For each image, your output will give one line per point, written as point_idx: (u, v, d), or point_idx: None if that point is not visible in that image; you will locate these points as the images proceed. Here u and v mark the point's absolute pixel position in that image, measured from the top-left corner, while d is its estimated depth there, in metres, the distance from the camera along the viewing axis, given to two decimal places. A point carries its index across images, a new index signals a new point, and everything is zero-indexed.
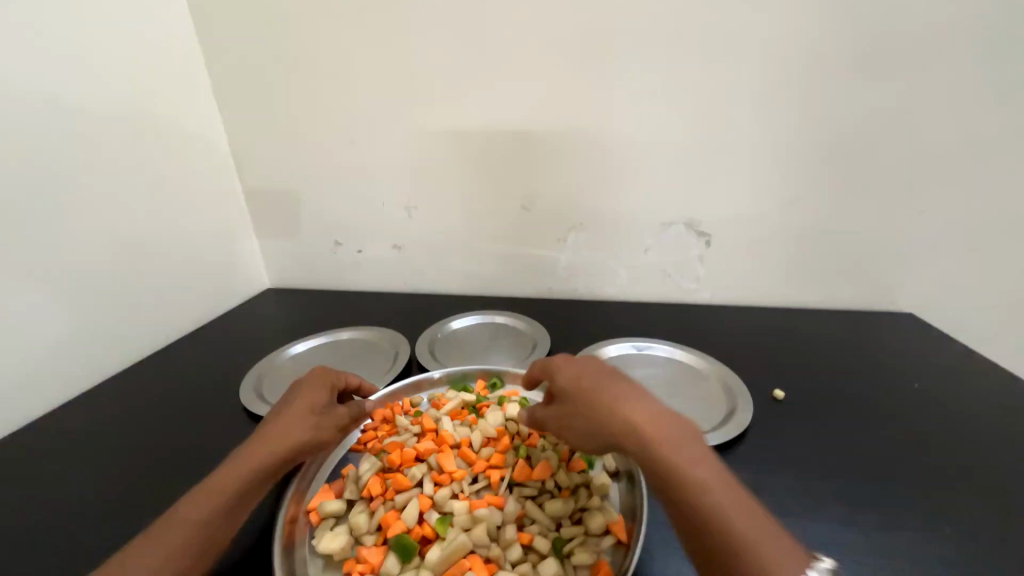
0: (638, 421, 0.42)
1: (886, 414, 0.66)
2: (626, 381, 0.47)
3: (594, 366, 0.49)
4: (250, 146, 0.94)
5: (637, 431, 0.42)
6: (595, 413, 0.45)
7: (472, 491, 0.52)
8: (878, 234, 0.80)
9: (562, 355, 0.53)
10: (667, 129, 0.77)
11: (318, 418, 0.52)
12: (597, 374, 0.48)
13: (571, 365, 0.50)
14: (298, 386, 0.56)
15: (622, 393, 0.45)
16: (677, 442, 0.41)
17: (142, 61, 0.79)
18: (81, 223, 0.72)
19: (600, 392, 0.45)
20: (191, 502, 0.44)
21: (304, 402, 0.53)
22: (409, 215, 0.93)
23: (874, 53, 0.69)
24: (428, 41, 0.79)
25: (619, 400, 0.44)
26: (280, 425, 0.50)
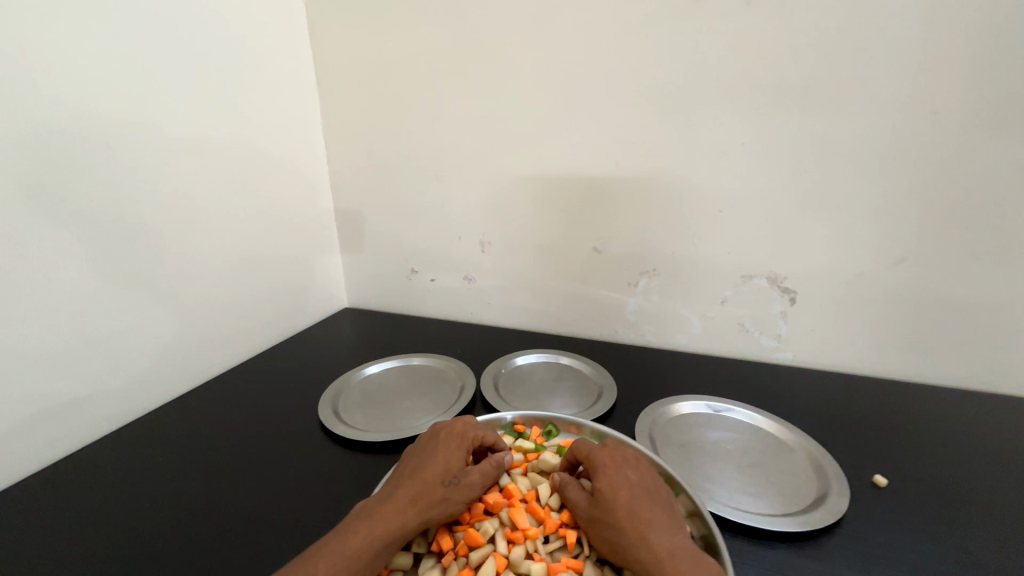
0: (659, 550, 0.43)
1: (1018, 521, 0.56)
2: (660, 506, 0.47)
3: (635, 481, 0.49)
4: (347, 178, 1.04)
5: (656, 560, 0.43)
6: (623, 533, 0.45)
7: (547, 552, 0.49)
8: (1003, 306, 0.71)
9: (606, 452, 0.52)
10: (754, 182, 0.76)
11: (446, 489, 0.49)
12: (636, 492, 0.48)
13: (613, 468, 0.50)
14: (435, 441, 0.54)
15: (657, 523, 0.45)
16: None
17: (267, 103, 0.90)
18: (205, 239, 0.82)
19: (635, 513, 0.46)
20: (315, 552, 0.44)
21: (438, 462, 0.51)
22: (483, 249, 0.96)
23: (1002, 112, 0.64)
24: (520, 91, 0.84)
25: (648, 526, 0.45)
26: (407, 485, 0.49)
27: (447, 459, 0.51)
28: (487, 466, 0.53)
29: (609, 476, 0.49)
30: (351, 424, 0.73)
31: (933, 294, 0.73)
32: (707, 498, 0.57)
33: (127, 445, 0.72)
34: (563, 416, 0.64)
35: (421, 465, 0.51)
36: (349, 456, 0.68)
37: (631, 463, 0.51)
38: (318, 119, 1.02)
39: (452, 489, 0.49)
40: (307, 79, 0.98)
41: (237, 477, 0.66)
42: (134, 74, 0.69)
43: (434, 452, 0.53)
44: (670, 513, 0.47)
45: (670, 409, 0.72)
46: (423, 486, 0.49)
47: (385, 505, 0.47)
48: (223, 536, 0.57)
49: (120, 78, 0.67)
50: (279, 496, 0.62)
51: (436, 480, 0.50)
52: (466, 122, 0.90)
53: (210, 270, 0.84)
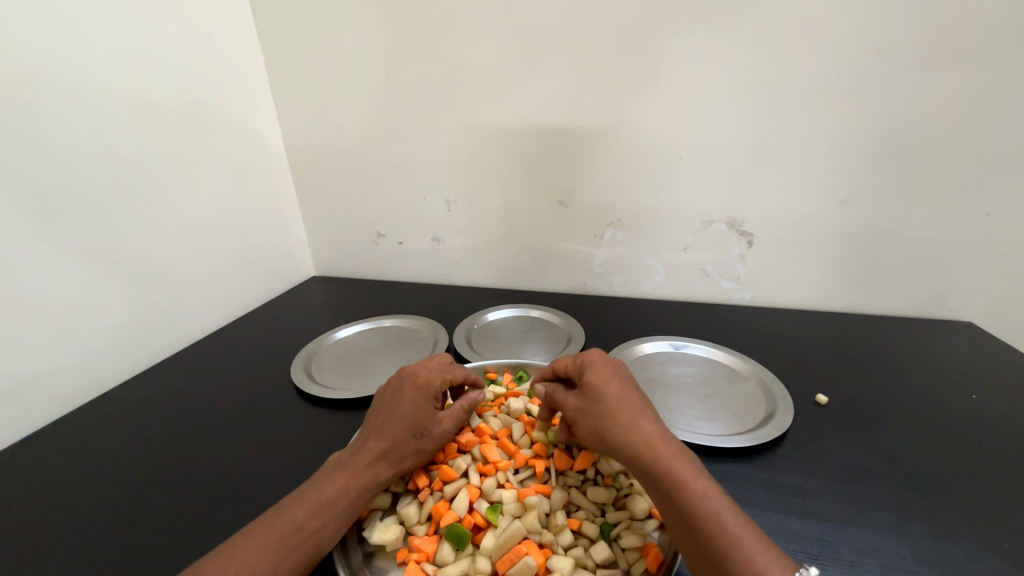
0: (648, 434, 0.46)
1: (939, 424, 0.63)
2: (644, 400, 0.50)
3: (623, 378, 0.52)
4: (302, 140, 0.99)
5: (646, 442, 0.46)
6: (613, 421, 0.48)
7: (517, 481, 0.52)
8: (937, 236, 0.76)
9: (594, 353, 0.54)
10: (711, 125, 0.77)
11: (420, 441, 0.51)
12: (624, 387, 0.51)
13: (602, 367, 0.52)
14: (403, 393, 0.53)
15: (644, 413, 0.49)
16: (680, 457, 0.45)
17: (205, 57, 0.84)
18: (151, 207, 0.78)
19: (624, 403, 0.49)
20: (294, 504, 0.45)
21: (408, 413, 0.52)
22: (449, 208, 0.95)
23: (943, 45, 0.66)
24: (476, 39, 0.81)
25: (638, 415, 0.48)
26: (378, 437, 0.50)
27: (418, 410, 0.52)
28: (458, 411, 0.54)
29: (599, 374, 0.51)
30: (325, 385, 0.74)
31: (877, 227, 0.77)
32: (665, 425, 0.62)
33: (93, 421, 0.71)
34: (534, 362, 0.68)
35: (391, 418, 0.51)
36: (326, 415, 0.69)
37: (618, 368, 0.53)
38: (265, 78, 0.96)
39: (425, 437, 0.51)
40: (248, 32, 0.91)
41: (212, 442, 0.66)
42: (49, 27, 0.63)
43: (402, 403, 0.53)
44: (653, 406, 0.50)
45: (634, 349, 0.76)
46: (395, 437, 0.50)
47: (359, 458, 0.49)
48: (202, 495, 0.58)
49: (31, 31, 0.61)
50: (257, 456, 0.63)
51: (408, 431, 0.51)
52: (424, 75, 0.86)
53: (163, 242, 0.80)
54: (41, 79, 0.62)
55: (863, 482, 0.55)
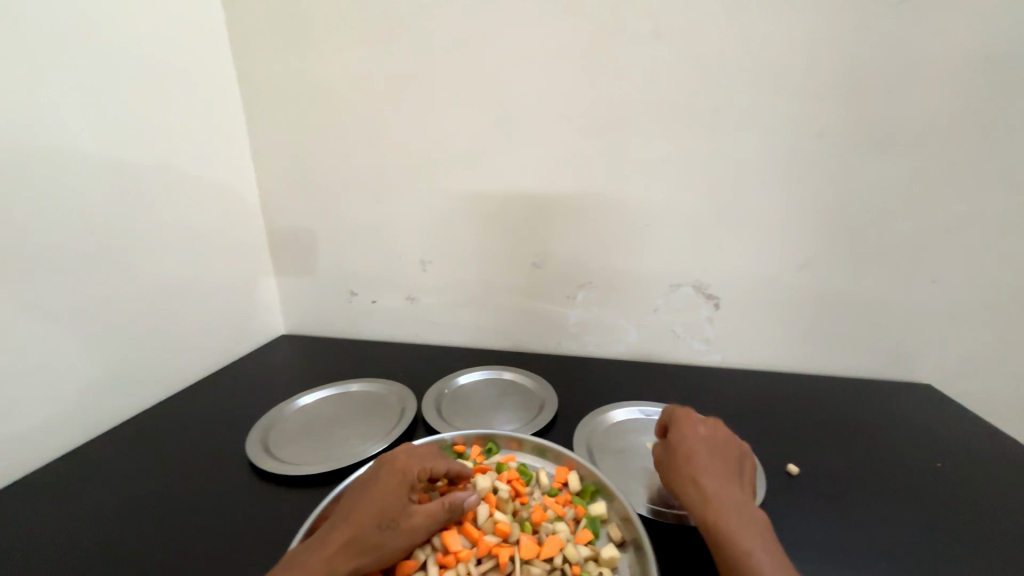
0: (708, 489, 0.52)
1: (909, 494, 0.63)
2: (717, 455, 0.56)
3: (705, 434, 0.57)
4: (280, 199, 1.00)
5: (706, 498, 0.51)
6: (679, 474, 0.54)
7: (479, 573, 0.50)
8: (888, 301, 0.80)
9: (683, 411, 0.61)
10: (673, 196, 0.81)
11: (384, 535, 0.47)
12: (705, 444, 0.56)
13: (689, 424, 0.59)
14: (376, 479, 0.52)
15: (706, 468, 0.54)
16: (738, 515, 0.49)
17: (187, 122, 0.86)
18: (113, 267, 0.76)
19: (691, 456, 0.55)
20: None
21: (378, 499, 0.50)
22: (424, 268, 0.96)
23: (873, 132, 0.73)
24: (453, 113, 0.86)
25: (700, 471, 0.53)
26: (340, 530, 0.47)
27: (387, 499, 0.50)
28: (435, 506, 0.51)
29: (689, 432, 0.58)
30: (282, 459, 0.69)
31: (832, 293, 0.81)
32: (640, 502, 0.60)
33: (20, 505, 0.65)
34: (504, 433, 0.65)
35: (358, 504, 0.50)
36: (281, 494, 0.64)
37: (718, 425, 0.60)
38: (246, 140, 0.98)
39: (391, 533, 0.48)
40: (233, 99, 0.94)
41: (150, 528, 0.60)
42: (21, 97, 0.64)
43: (372, 491, 0.51)
44: (731, 468, 0.55)
45: (606, 417, 0.75)
46: (360, 526, 0.48)
47: (313, 554, 0.45)
48: None
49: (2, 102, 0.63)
50: (200, 545, 0.57)
51: (372, 523, 0.48)
52: (402, 143, 0.90)
53: (124, 303, 0.78)
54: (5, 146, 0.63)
55: (840, 561, 0.54)
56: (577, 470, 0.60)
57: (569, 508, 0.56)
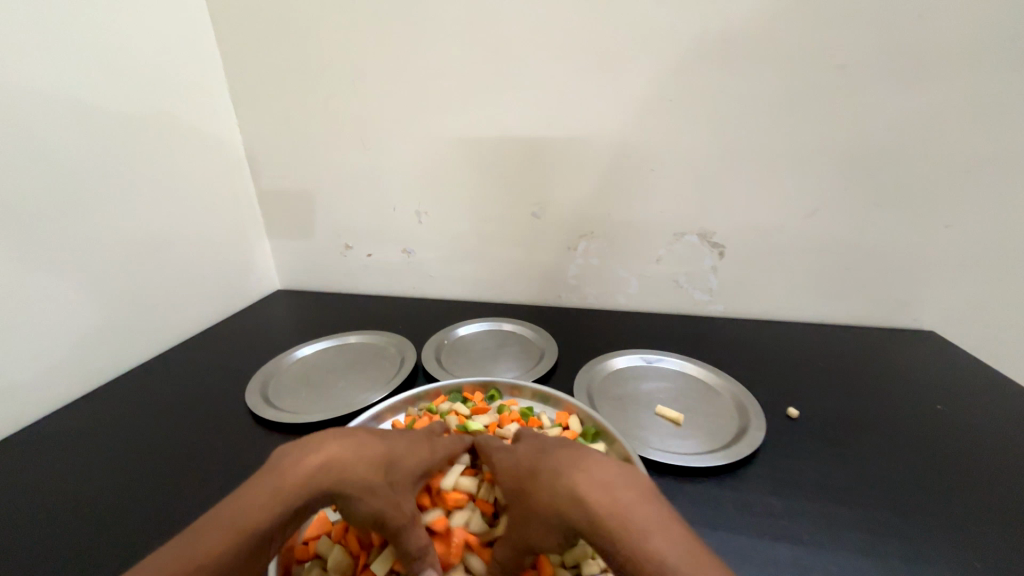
0: (581, 491, 0.36)
1: (907, 436, 0.64)
2: (572, 446, 0.42)
3: (528, 443, 0.45)
4: (265, 148, 0.95)
5: (581, 507, 0.36)
6: (530, 490, 0.40)
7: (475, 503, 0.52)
8: (898, 248, 0.78)
9: (502, 440, 0.49)
10: (680, 138, 0.77)
11: (390, 487, 0.43)
12: (531, 450, 0.44)
13: (506, 448, 0.47)
14: (406, 435, 0.49)
15: (566, 458, 0.40)
16: (631, 504, 0.35)
17: (157, 59, 0.79)
18: (96, 219, 0.72)
19: (535, 467, 0.41)
20: (207, 521, 0.36)
21: (405, 454, 0.46)
22: (419, 219, 0.92)
23: (902, 63, 0.68)
24: (445, 47, 0.79)
25: (562, 469, 0.39)
26: (350, 457, 0.42)
27: (409, 457, 0.46)
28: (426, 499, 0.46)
29: (511, 458, 0.45)
30: (282, 408, 0.70)
31: (841, 240, 0.79)
32: (642, 444, 0.60)
33: (23, 454, 0.65)
34: (505, 380, 0.67)
35: (372, 444, 0.44)
36: (283, 441, 0.65)
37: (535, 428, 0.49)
38: (223, 82, 0.91)
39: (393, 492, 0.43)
40: (206, 36, 0.87)
41: (157, 474, 0.61)
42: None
43: (404, 441, 0.47)
44: (583, 446, 0.41)
45: (607, 365, 0.75)
46: (380, 469, 0.43)
47: (314, 465, 0.40)
48: (143, 538, 0.53)
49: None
50: (207, 491, 0.58)
51: (383, 473, 0.43)
52: (392, 83, 0.84)
53: (113, 258, 0.75)
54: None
55: (837, 499, 0.55)
56: (576, 415, 0.61)
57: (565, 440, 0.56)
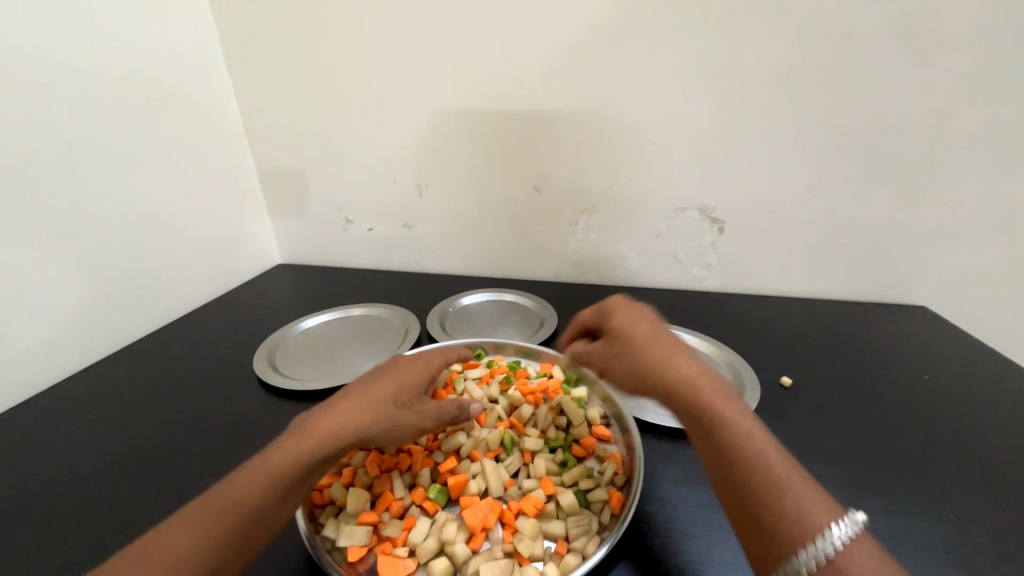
0: (686, 373, 0.46)
1: (895, 404, 0.66)
2: (676, 339, 0.50)
3: (647, 326, 0.51)
4: (262, 120, 0.94)
5: (681, 384, 0.45)
6: (638, 363, 0.48)
7: (483, 452, 0.56)
8: (895, 224, 0.79)
9: (619, 301, 0.57)
10: (683, 112, 0.76)
11: (396, 411, 0.48)
12: (650, 330, 0.51)
13: (628, 317, 0.53)
14: (397, 367, 0.54)
15: (674, 353, 0.48)
16: (716, 394, 0.45)
17: (150, 26, 0.77)
18: (94, 191, 0.72)
19: (649, 345, 0.49)
20: (240, 474, 0.42)
21: (400, 382, 0.51)
22: (421, 193, 0.92)
23: (907, 35, 0.67)
24: (446, 15, 0.78)
25: (669, 356, 0.48)
26: (354, 402, 0.47)
27: (403, 383, 0.51)
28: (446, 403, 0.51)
29: (630, 324, 0.52)
30: (290, 376, 0.71)
31: (839, 216, 0.80)
32: (639, 408, 0.63)
33: (36, 421, 0.66)
34: (490, 340, 0.70)
35: (371, 385, 0.50)
36: (292, 407, 0.67)
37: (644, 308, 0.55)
38: (218, 49, 0.89)
39: (404, 413, 0.48)
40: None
41: (170, 439, 0.63)
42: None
43: (398, 373, 0.53)
44: (684, 344, 0.50)
45: None
46: (381, 399, 0.48)
47: (322, 418, 0.46)
48: (160, 498, 0.55)
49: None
50: (219, 454, 0.60)
51: (388, 399, 0.49)
52: (390, 51, 0.82)
53: (111, 228, 0.75)
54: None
55: (826, 461, 0.57)
56: (559, 365, 0.67)
57: (558, 392, 0.62)
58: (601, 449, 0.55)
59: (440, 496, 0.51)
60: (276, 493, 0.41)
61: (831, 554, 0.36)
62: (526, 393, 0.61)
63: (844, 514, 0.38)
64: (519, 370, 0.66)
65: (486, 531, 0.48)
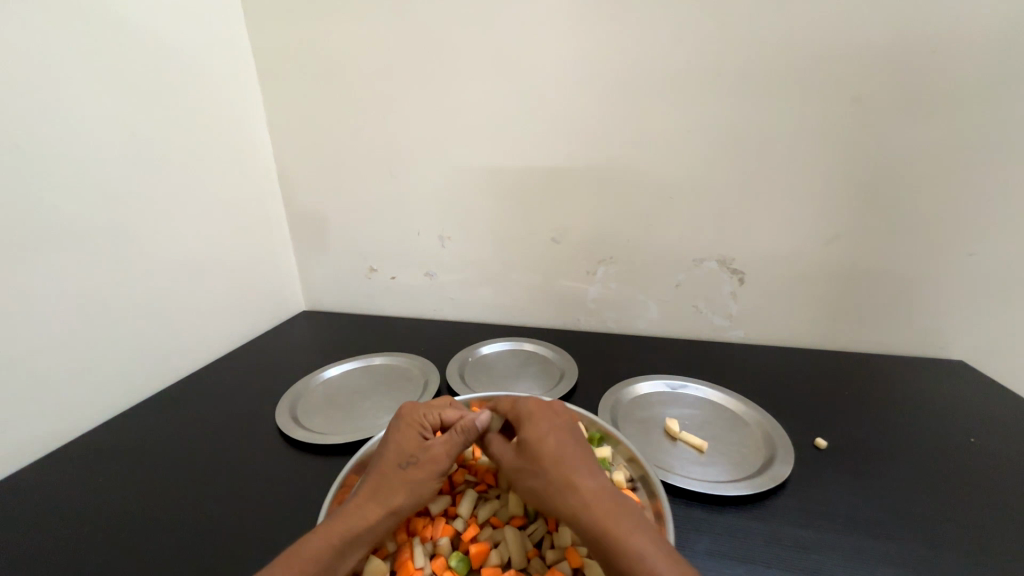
0: (589, 494, 0.45)
1: (941, 470, 0.62)
2: (587, 454, 0.50)
3: (560, 429, 0.52)
4: (297, 176, 1.00)
5: (586, 503, 0.44)
6: (548, 477, 0.48)
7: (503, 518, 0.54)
8: (922, 276, 0.77)
9: (533, 406, 0.55)
10: (697, 168, 0.79)
11: (407, 471, 0.49)
12: (561, 438, 0.51)
13: (540, 419, 0.53)
14: (392, 428, 0.54)
15: (582, 469, 0.47)
16: (622, 516, 0.43)
17: (202, 95, 0.85)
18: (139, 242, 0.77)
19: (558, 453, 0.49)
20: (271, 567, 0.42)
21: (400, 442, 0.51)
22: (443, 244, 0.95)
23: (915, 96, 0.69)
24: (470, 83, 0.84)
25: (577, 471, 0.47)
26: (371, 483, 0.48)
27: (403, 442, 0.51)
28: (451, 436, 0.52)
29: (539, 432, 0.51)
30: (310, 428, 0.71)
31: (862, 268, 0.79)
32: (666, 471, 0.60)
33: (64, 468, 0.68)
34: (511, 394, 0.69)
35: (380, 459, 0.50)
36: (311, 460, 0.66)
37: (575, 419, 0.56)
38: (261, 115, 0.98)
39: (414, 468, 0.49)
40: (247, 72, 0.93)
41: (189, 490, 0.63)
42: (36, 59, 0.63)
43: (394, 435, 0.53)
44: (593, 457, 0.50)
45: (630, 390, 0.76)
46: (388, 470, 0.49)
47: (348, 507, 0.47)
48: (176, 553, 0.54)
49: (20, 63, 0.61)
50: (236, 510, 0.59)
51: (395, 466, 0.49)
52: (418, 115, 0.88)
53: (151, 277, 0.79)
54: (21, 114, 0.62)
55: (870, 532, 0.54)
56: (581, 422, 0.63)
57: None
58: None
59: (461, 565, 0.49)
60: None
61: None
62: None
63: None
64: None
65: None
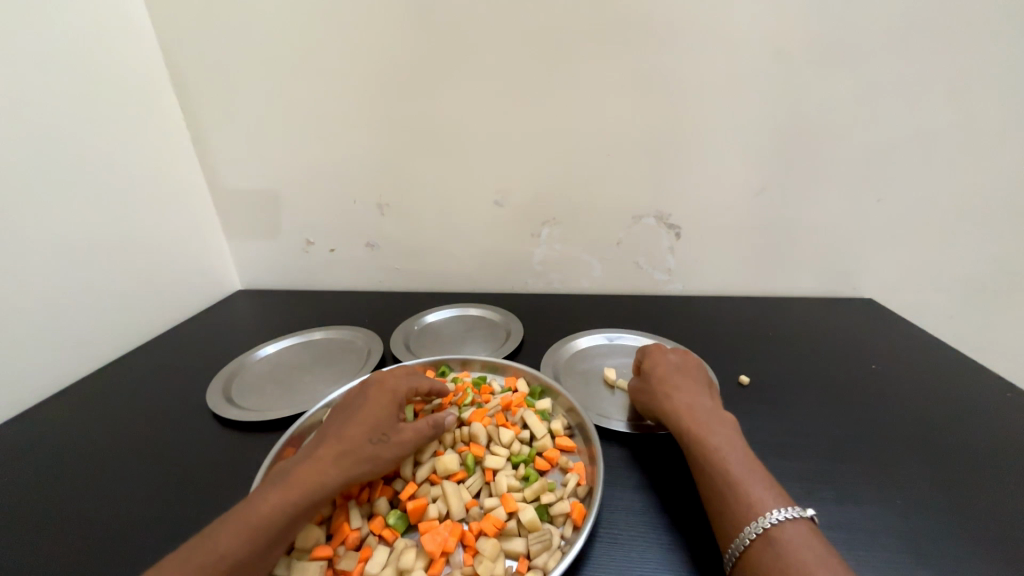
0: (685, 404, 0.55)
1: (848, 396, 0.69)
2: (691, 379, 0.59)
3: (674, 360, 0.63)
4: (216, 144, 0.91)
5: (683, 409, 0.54)
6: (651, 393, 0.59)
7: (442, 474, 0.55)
8: (839, 223, 0.83)
9: (656, 346, 0.66)
10: (634, 123, 0.79)
11: (375, 448, 0.48)
12: (670, 365, 0.61)
13: (659, 352, 0.64)
14: (366, 398, 0.53)
15: (681, 387, 0.57)
16: (707, 421, 0.52)
17: (89, 45, 0.73)
18: (29, 222, 0.68)
19: (662, 377, 0.60)
20: (218, 527, 0.41)
21: (375, 414, 0.51)
22: (382, 212, 0.92)
23: (836, 46, 0.71)
24: (398, 34, 0.78)
25: (674, 388, 0.57)
26: (331, 446, 0.48)
27: (378, 415, 0.51)
28: (423, 427, 0.51)
29: (659, 359, 0.63)
30: (246, 407, 0.69)
31: (788, 217, 0.83)
32: (602, 416, 0.63)
33: None
34: (454, 356, 0.70)
35: (346, 426, 0.49)
36: (249, 438, 0.64)
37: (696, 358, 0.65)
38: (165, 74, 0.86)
39: (382, 447, 0.48)
40: (141, 18, 0.81)
41: (114, 478, 0.59)
42: None
43: (368, 405, 0.52)
44: (694, 381, 0.59)
45: (571, 345, 0.78)
46: (354, 438, 0.48)
47: (303, 467, 0.45)
48: (101, 542, 0.51)
49: None
50: (168, 493, 0.57)
51: (363, 437, 0.48)
52: (346, 72, 0.82)
53: (48, 260, 0.70)
54: None
55: (784, 454, 0.59)
56: (524, 378, 0.67)
57: (521, 408, 0.61)
58: (563, 460, 0.55)
59: (400, 522, 0.50)
60: (256, 546, 0.41)
61: (765, 531, 0.41)
62: (494, 410, 0.61)
63: (787, 505, 0.43)
64: (482, 386, 0.66)
65: (446, 555, 0.47)
